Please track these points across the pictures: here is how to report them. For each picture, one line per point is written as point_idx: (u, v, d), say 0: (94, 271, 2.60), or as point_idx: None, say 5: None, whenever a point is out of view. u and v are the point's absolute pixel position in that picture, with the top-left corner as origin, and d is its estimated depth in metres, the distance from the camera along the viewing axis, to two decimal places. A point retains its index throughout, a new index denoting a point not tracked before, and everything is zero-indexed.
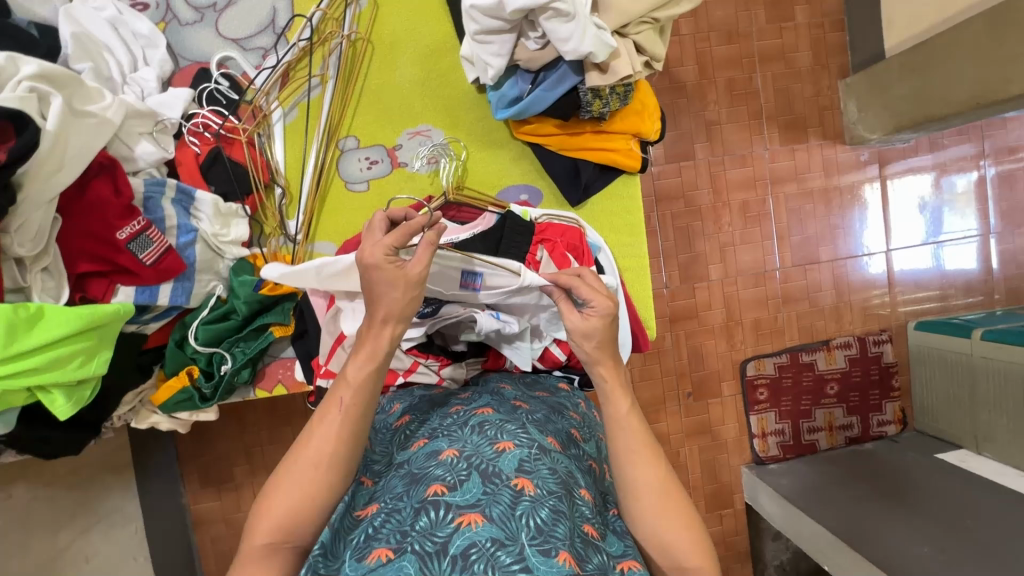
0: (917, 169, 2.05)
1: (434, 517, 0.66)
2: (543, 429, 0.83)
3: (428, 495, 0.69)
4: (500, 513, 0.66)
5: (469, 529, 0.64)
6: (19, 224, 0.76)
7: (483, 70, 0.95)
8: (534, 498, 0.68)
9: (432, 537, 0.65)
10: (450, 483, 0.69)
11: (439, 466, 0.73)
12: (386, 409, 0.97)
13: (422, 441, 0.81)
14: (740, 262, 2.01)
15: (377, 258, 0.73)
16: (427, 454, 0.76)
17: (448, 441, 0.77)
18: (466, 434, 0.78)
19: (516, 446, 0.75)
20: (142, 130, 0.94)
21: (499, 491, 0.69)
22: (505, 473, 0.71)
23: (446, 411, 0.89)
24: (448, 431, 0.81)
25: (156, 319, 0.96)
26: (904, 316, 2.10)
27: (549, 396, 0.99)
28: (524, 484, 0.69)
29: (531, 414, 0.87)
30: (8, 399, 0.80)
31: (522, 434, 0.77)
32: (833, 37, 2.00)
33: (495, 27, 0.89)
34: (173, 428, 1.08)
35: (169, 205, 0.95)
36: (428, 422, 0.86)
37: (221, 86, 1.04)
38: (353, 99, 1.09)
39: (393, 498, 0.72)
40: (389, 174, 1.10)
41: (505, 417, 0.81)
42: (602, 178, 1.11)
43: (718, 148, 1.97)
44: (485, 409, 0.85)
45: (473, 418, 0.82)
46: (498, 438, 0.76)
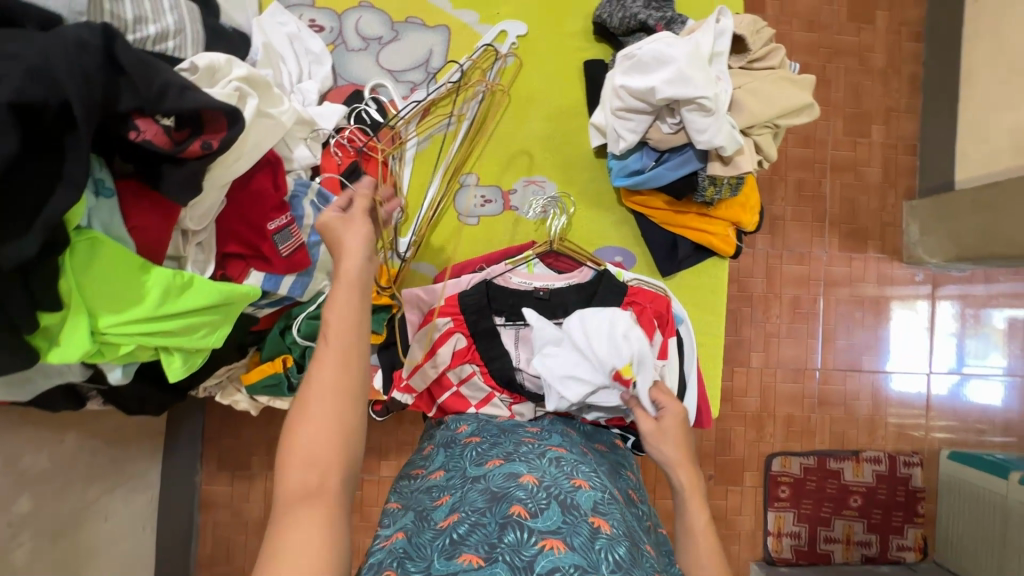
0: (968, 299, 2.08)
1: (519, 536, 0.66)
2: (610, 480, 0.87)
3: (512, 514, 0.69)
4: (579, 544, 0.65)
5: (553, 553, 0.62)
6: (197, 202, 0.84)
7: (615, 142, 1.03)
8: (609, 536, 0.68)
9: (519, 554, 0.63)
10: (532, 509, 0.70)
11: (520, 488, 0.74)
12: (454, 428, 1.00)
13: (496, 462, 0.84)
14: (783, 355, 2.03)
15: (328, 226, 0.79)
16: (506, 475, 0.78)
17: (527, 468, 0.80)
18: (544, 466, 0.81)
19: (590, 486, 0.77)
20: (301, 135, 1.04)
21: (579, 523, 0.69)
22: (583, 507, 0.71)
23: (519, 440, 0.92)
24: (525, 458, 0.84)
25: (269, 305, 1.02)
26: (938, 443, 2.07)
27: (607, 451, 1.00)
28: (600, 524, 0.70)
29: (598, 463, 0.91)
30: (136, 352, 0.86)
31: (595, 478, 0.81)
32: (904, 159, 2.09)
33: (638, 108, 0.98)
34: (249, 409, 1.13)
35: (308, 205, 1.02)
36: (502, 446, 0.89)
37: (370, 108, 1.14)
38: (482, 142, 1.19)
39: (475, 511, 0.72)
40: (499, 214, 1.19)
41: (578, 459, 0.86)
42: (696, 256, 1.17)
43: (779, 242, 2.04)
44: (558, 448, 0.89)
45: (549, 452, 0.86)
46: (573, 476, 0.79)
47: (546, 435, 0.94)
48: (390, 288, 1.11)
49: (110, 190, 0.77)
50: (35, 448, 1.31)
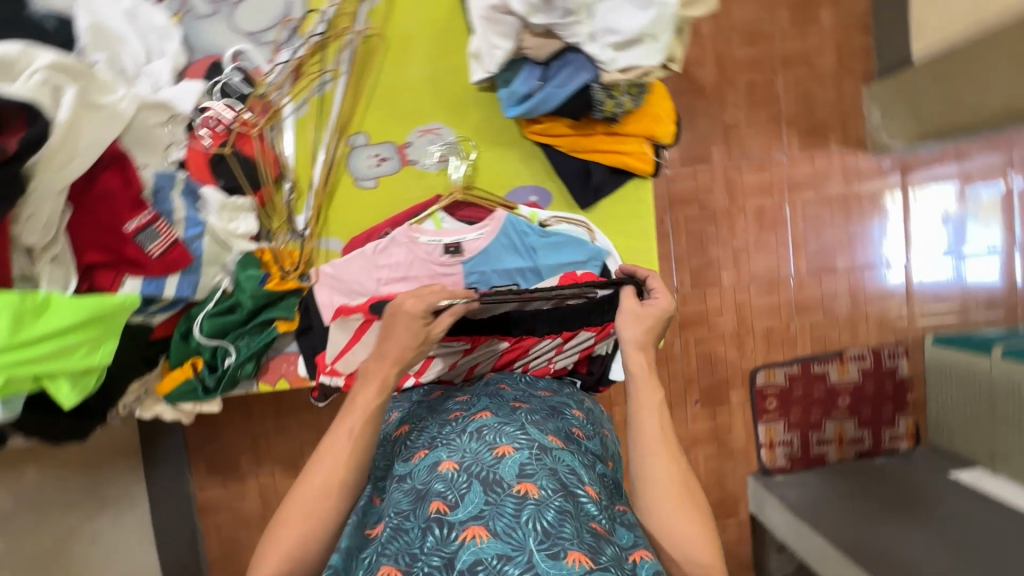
0: (940, 178, 1.98)
1: (440, 535, 0.64)
2: (543, 427, 0.81)
3: (431, 513, 0.67)
4: (503, 527, 0.63)
5: (475, 543, 0.62)
6: (29, 213, 0.77)
7: (490, 55, 0.93)
8: (537, 502, 0.65)
9: (439, 553, 0.62)
10: (452, 501, 0.67)
11: (439, 481, 0.71)
12: (388, 418, 0.95)
13: (422, 453, 0.79)
14: (755, 269, 1.96)
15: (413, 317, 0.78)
16: (429, 467, 0.74)
17: (447, 453, 0.75)
18: (464, 444, 0.76)
19: (516, 448, 0.73)
20: (155, 121, 0.96)
21: (502, 501, 0.66)
22: (507, 481, 0.68)
23: (446, 418, 0.86)
24: (448, 439, 0.79)
25: (162, 310, 0.97)
26: (923, 329, 2.02)
27: (550, 395, 0.96)
28: (527, 489, 0.66)
29: (531, 414, 0.84)
30: (13, 387, 0.80)
31: (520, 436, 0.75)
32: (858, 40, 1.94)
33: (506, 8, 0.89)
34: (177, 419, 1.08)
35: (178, 197, 0.96)
36: (428, 432, 0.83)
37: (233, 79, 1.03)
38: (365, 96, 1.08)
39: (398, 515, 0.70)
40: (398, 172, 1.09)
41: (504, 421, 0.79)
42: (613, 181, 1.09)
43: (735, 152, 1.93)
44: (483, 414, 0.83)
45: (471, 425, 0.80)
46: (496, 443, 0.74)
47: (474, 402, 0.88)
48: (293, 270, 1.05)
49: None
50: None
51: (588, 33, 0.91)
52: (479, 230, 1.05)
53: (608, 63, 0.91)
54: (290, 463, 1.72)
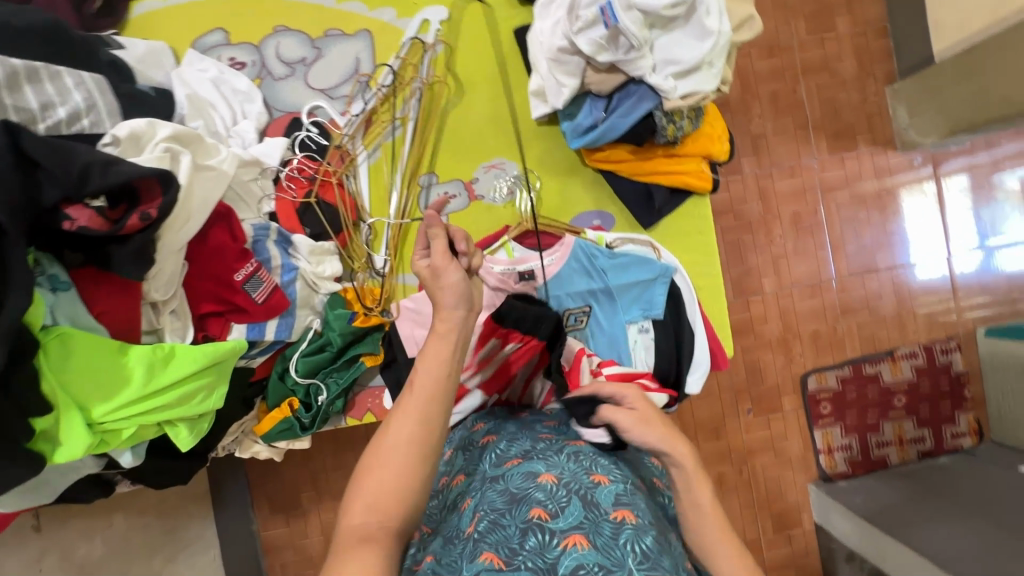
0: (972, 169, 1.97)
1: (542, 539, 0.64)
2: (631, 469, 0.81)
3: (532, 517, 0.66)
4: (602, 542, 0.64)
5: (576, 551, 0.62)
6: (156, 272, 0.83)
7: (557, 91, 1.00)
8: (635, 527, 0.66)
9: (542, 556, 0.62)
10: (553, 509, 0.67)
11: (538, 489, 0.70)
12: (469, 428, 0.93)
13: (515, 459, 0.77)
14: (796, 273, 1.95)
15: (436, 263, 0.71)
16: (524, 475, 0.73)
17: (545, 465, 0.74)
18: (562, 461, 0.75)
19: (611, 479, 0.72)
20: (247, 177, 1.03)
21: (601, 521, 0.66)
22: (605, 505, 0.68)
23: (536, 435, 0.84)
24: (542, 454, 0.77)
25: (262, 353, 1.02)
26: (972, 322, 1.99)
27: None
28: (624, 515, 0.67)
29: (619, 452, 0.84)
30: (141, 432, 0.86)
31: (615, 470, 0.75)
32: (876, 44, 1.96)
33: (571, 48, 0.96)
34: (271, 456, 1.14)
35: (273, 246, 1.02)
36: (520, 442, 0.81)
37: (312, 133, 1.11)
38: (432, 138, 1.15)
39: (493, 511, 0.69)
40: (467, 207, 1.16)
41: (598, 450, 0.79)
42: (672, 201, 1.13)
43: (765, 161, 1.94)
44: (577, 440, 0.82)
45: (567, 446, 0.79)
46: (593, 470, 0.74)
47: (564, 430, 0.86)
48: (376, 306, 1.09)
49: (66, 283, 0.77)
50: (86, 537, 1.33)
51: (651, 65, 0.96)
52: (550, 257, 1.10)
53: (671, 91, 0.96)
54: None
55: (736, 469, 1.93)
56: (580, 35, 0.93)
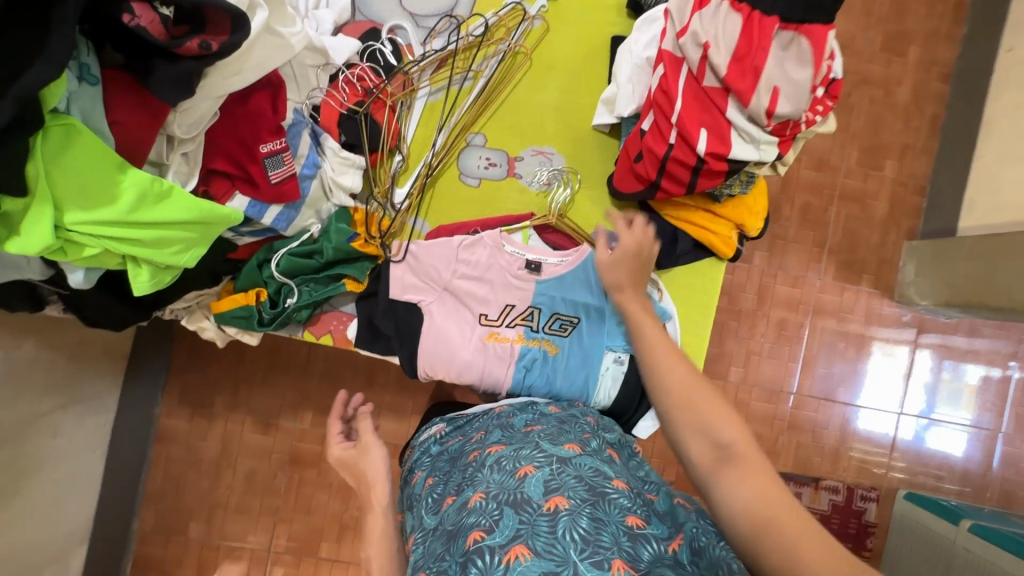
0: (949, 346, 2.02)
1: (483, 564, 0.60)
2: (558, 441, 0.79)
3: (469, 544, 0.63)
4: (542, 545, 0.60)
5: (520, 564, 0.58)
6: (187, 107, 0.80)
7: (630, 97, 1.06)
8: (569, 511, 0.63)
9: None
10: (487, 526, 0.64)
11: (471, 514, 0.68)
12: (414, 478, 0.93)
13: (451, 499, 0.76)
14: (762, 374, 1.97)
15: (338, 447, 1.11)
16: (458, 509, 0.72)
17: (473, 489, 0.73)
18: (488, 476, 0.74)
19: (537, 467, 0.71)
20: (310, 63, 0.99)
21: (536, 519, 0.63)
22: (535, 499, 0.65)
23: (466, 461, 0.84)
24: (472, 478, 0.77)
25: (251, 234, 1.00)
26: (897, 481, 2.01)
27: (561, 411, 0.97)
28: (557, 503, 0.64)
29: (542, 432, 0.84)
30: (102, 258, 0.82)
31: (540, 455, 0.73)
32: (911, 199, 1.99)
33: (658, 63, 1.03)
34: (215, 339, 1.10)
35: (304, 137, 0.99)
36: (452, 479, 0.82)
37: (385, 48, 1.10)
38: (496, 103, 1.14)
39: (435, 561, 0.67)
40: (502, 180, 1.15)
41: (519, 446, 0.78)
42: (693, 253, 1.14)
43: (775, 261, 1.97)
44: (497, 446, 0.82)
45: (489, 458, 0.78)
46: (517, 467, 0.72)
47: (488, 438, 0.87)
48: (378, 237, 1.08)
49: (95, 78, 0.73)
50: (24, 336, 1.24)
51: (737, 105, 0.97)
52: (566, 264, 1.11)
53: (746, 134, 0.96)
54: (262, 418, 1.74)
55: None
56: (672, 43, 1.00)
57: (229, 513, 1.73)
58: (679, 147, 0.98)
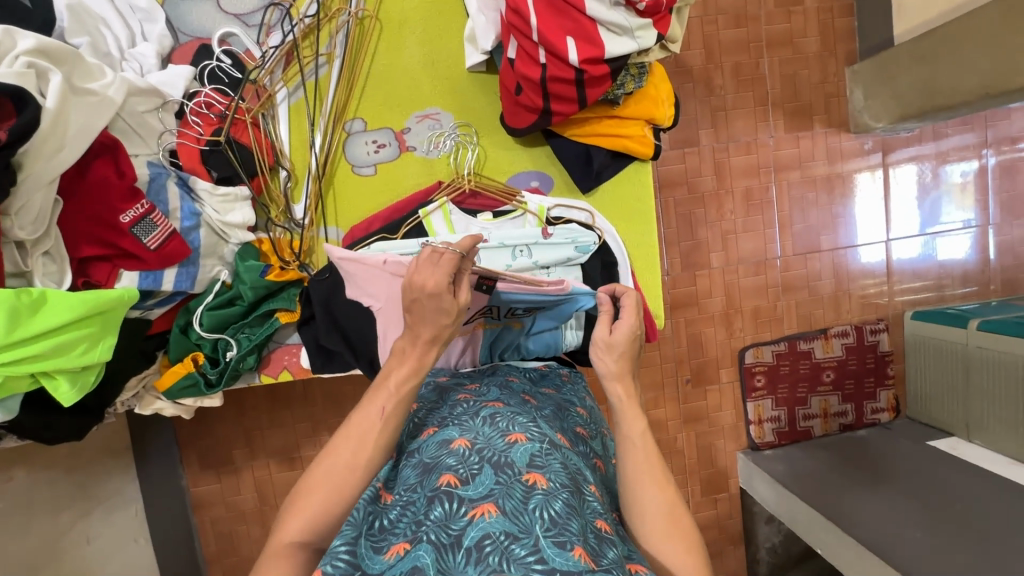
0: (918, 158, 1.94)
1: (449, 508, 0.59)
2: (552, 424, 0.76)
3: (441, 484, 0.62)
4: (512, 506, 0.59)
5: (484, 520, 0.57)
6: (21, 205, 0.75)
7: (485, 30, 0.99)
8: (546, 491, 0.60)
9: (447, 529, 0.58)
10: (463, 475, 0.63)
11: (451, 456, 0.66)
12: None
13: (431, 430, 0.73)
14: (743, 250, 1.91)
15: (437, 286, 0.68)
16: (438, 443, 0.69)
17: (460, 431, 0.70)
18: (477, 426, 0.71)
19: (528, 438, 0.68)
20: (144, 108, 0.93)
21: (512, 483, 0.61)
22: (517, 465, 0.63)
23: (454, 400, 0.80)
24: (459, 420, 0.73)
25: (159, 305, 0.95)
26: (902, 304, 2.00)
27: (554, 392, 0.91)
28: (535, 479, 0.62)
29: (541, 409, 0.80)
30: (10, 385, 0.78)
31: (534, 427, 0.70)
32: (841, 22, 1.88)
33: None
34: (177, 413, 1.08)
35: (173, 187, 0.94)
36: (439, 411, 0.78)
37: (223, 63, 1.00)
38: (361, 80, 1.05)
39: (406, 490, 0.65)
40: (397, 158, 1.08)
41: (517, 410, 0.74)
42: (614, 165, 1.09)
43: (723, 135, 1.86)
44: (496, 403, 0.77)
45: (484, 409, 0.74)
46: (510, 430, 0.69)
47: (485, 392, 0.82)
48: (293, 260, 1.03)
49: None
50: None
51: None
52: (501, 221, 1.06)
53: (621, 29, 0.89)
54: (285, 455, 1.64)
55: (671, 438, 1.94)
56: None
57: None
58: (553, 65, 0.91)
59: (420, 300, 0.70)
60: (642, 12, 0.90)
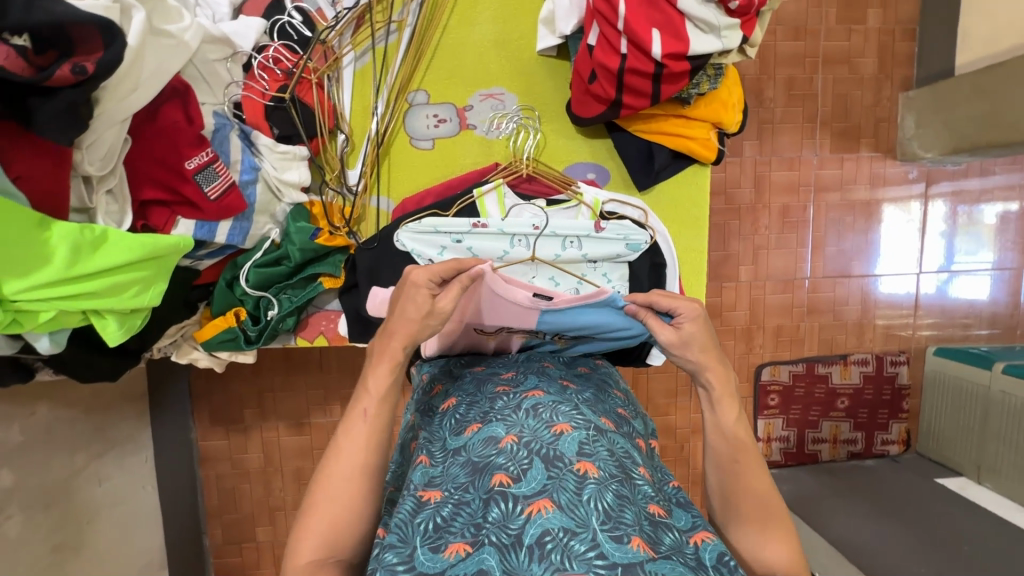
0: (962, 193, 1.91)
1: (505, 508, 0.59)
2: (594, 409, 0.75)
3: (494, 485, 0.62)
4: (567, 501, 0.59)
5: (541, 517, 0.57)
6: (93, 140, 0.74)
7: (567, 16, 0.97)
8: (598, 481, 0.60)
9: (506, 529, 0.58)
10: (514, 473, 0.62)
11: (499, 454, 0.65)
12: (425, 389, 0.88)
13: (475, 425, 0.72)
14: (773, 267, 1.88)
15: (418, 280, 0.74)
16: (483, 441, 0.68)
17: (504, 427, 0.69)
18: (521, 419, 0.70)
19: (574, 427, 0.67)
20: (215, 57, 0.90)
21: (564, 476, 0.61)
22: (567, 457, 0.63)
23: (492, 391, 0.79)
24: (501, 413, 0.73)
25: (210, 256, 0.95)
26: (925, 339, 1.97)
27: (590, 371, 0.90)
28: (586, 469, 0.62)
29: (580, 393, 0.79)
30: (62, 319, 0.78)
31: (577, 415, 0.69)
32: (902, 47, 1.83)
33: None
34: (211, 365, 1.08)
35: (235, 139, 0.93)
36: (478, 405, 0.76)
37: (294, 20, 0.99)
38: (428, 53, 1.04)
39: (457, 488, 0.64)
40: (455, 135, 1.06)
41: (558, 398, 0.73)
42: (673, 165, 1.07)
43: (767, 148, 1.83)
44: (535, 391, 0.76)
45: (525, 400, 0.73)
46: (554, 421, 0.68)
47: (522, 379, 0.81)
48: (343, 226, 1.03)
49: None
50: (32, 402, 1.23)
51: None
52: (554, 210, 1.04)
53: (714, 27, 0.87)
54: (294, 419, 1.65)
55: None
56: None
57: (290, 513, 1.69)
58: (632, 56, 0.89)
59: (405, 292, 0.75)
60: (733, 11, 0.87)
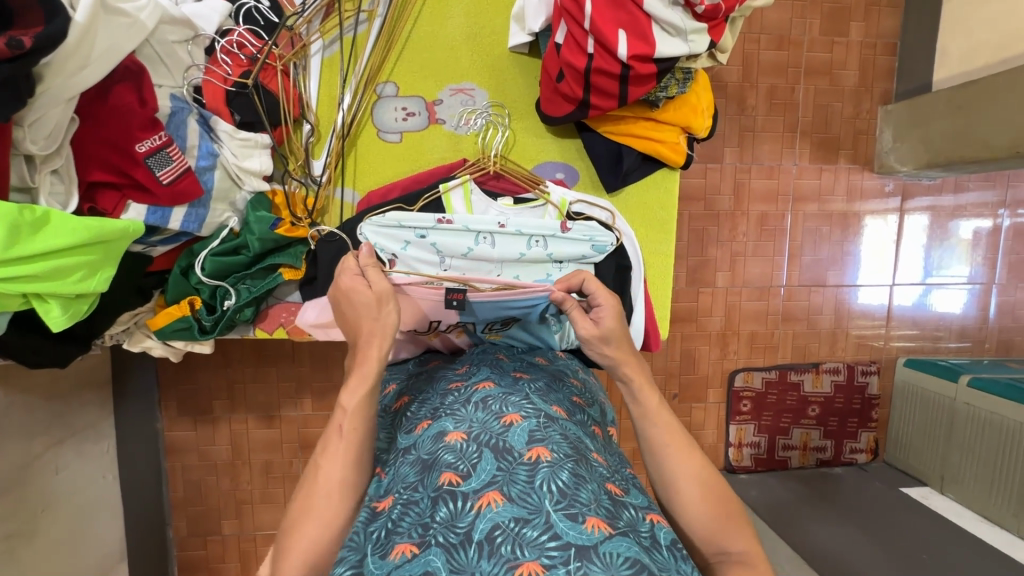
0: (936, 208, 1.93)
1: (454, 506, 0.58)
2: (547, 398, 0.75)
3: (442, 483, 0.60)
4: (517, 492, 0.58)
5: (491, 511, 0.56)
6: (36, 118, 0.72)
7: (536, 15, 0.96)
8: (551, 464, 0.60)
9: (454, 528, 0.56)
10: (463, 471, 0.61)
11: (447, 450, 0.64)
12: (383, 390, 0.88)
13: (425, 422, 0.71)
14: (750, 274, 1.89)
15: (351, 282, 0.75)
16: (432, 437, 0.67)
17: (453, 422, 0.68)
18: (470, 413, 0.69)
19: (523, 417, 0.66)
20: (174, 39, 0.89)
21: (515, 467, 0.60)
22: (517, 448, 0.62)
23: (445, 388, 0.78)
24: (451, 409, 0.72)
25: (163, 242, 0.93)
26: (897, 350, 1.99)
27: (548, 363, 0.91)
28: (538, 454, 0.61)
29: (533, 383, 0.78)
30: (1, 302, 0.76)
31: (527, 404, 0.69)
32: (883, 60, 1.85)
33: None
34: (166, 354, 1.06)
35: (193, 124, 0.91)
36: (428, 402, 0.75)
37: (261, 6, 0.97)
38: (398, 43, 1.02)
39: (406, 488, 0.63)
40: (424, 129, 1.05)
41: (508, 390, 0.72)
42: (642, 168, 1.07)
43: (747, 156, 1.84)
44: (486, 383, 0.75)
45: (475, 394, 0.72)
46: (503, 412, 0.67)
47: (475, 372, 0.80)
48: (305, 218, 1.00)
49: None
50: None
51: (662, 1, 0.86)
52: (521, 209, 1.02)
53: (681, 32, 0.87)
54: (263, 412, 1.62)
55: None
56: None
57: (256, 507, 1.66)
58: (599, 56, 0.89)
59: (350, 295, 0.75)
60: (700, 15, 0.87)
